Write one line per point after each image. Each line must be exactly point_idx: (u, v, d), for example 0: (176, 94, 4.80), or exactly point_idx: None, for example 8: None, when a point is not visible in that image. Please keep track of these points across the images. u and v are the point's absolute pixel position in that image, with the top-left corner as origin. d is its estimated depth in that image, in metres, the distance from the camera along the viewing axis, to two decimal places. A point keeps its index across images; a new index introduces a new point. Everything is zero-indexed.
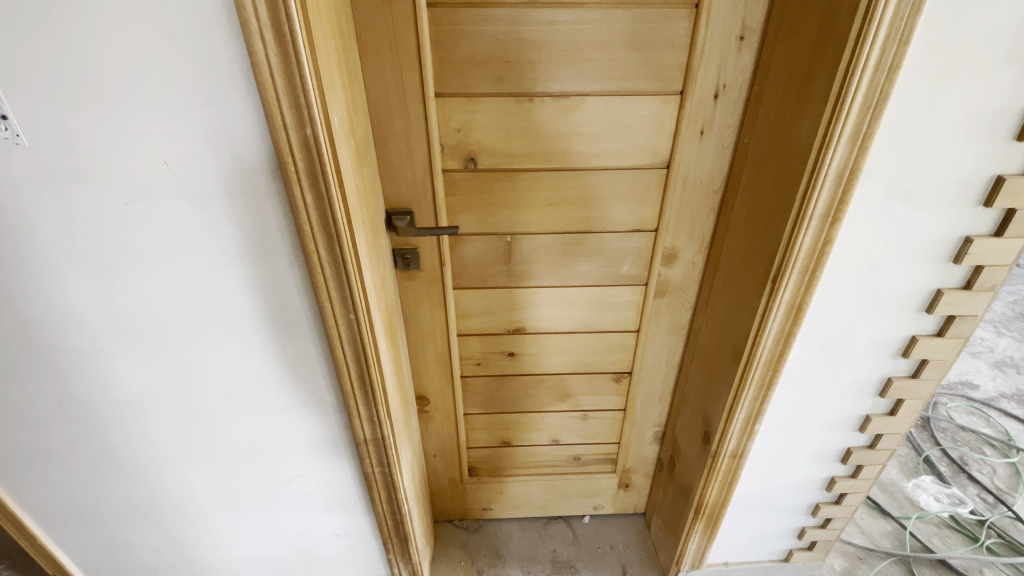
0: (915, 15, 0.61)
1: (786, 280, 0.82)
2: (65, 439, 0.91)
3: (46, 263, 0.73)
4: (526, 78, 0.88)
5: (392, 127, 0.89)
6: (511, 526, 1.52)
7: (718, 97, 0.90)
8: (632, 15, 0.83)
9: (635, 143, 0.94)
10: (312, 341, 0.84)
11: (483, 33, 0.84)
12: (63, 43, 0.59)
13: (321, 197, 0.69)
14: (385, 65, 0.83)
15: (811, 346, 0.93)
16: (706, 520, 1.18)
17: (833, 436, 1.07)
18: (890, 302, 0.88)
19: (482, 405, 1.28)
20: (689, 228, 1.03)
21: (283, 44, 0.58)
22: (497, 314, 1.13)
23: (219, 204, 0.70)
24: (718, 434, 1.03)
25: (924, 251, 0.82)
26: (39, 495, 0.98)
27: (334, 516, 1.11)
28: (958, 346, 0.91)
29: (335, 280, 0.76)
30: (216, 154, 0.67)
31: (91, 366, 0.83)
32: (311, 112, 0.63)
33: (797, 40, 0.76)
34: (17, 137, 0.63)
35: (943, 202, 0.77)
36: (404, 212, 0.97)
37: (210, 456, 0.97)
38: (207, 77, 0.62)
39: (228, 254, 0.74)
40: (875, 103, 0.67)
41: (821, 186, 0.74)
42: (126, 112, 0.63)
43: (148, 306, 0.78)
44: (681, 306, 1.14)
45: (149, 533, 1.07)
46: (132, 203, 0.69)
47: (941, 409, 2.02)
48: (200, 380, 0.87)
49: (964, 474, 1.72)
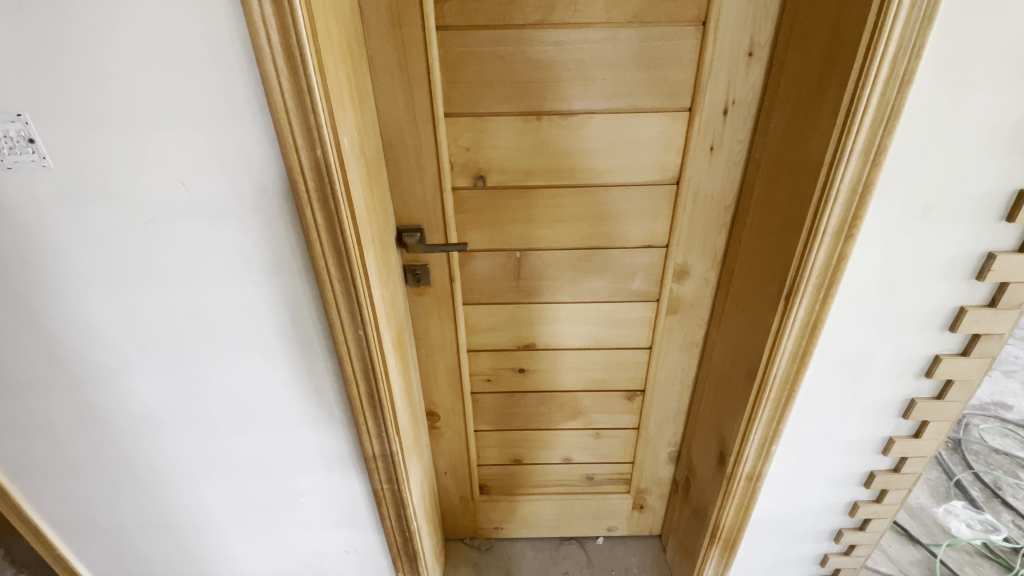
0: (925, 29, 0.60)
1: (800, 296, 0.80)
2: (85, 450, 0.93)
3: (68, 280, 0.75)
4: (534, 97, 0.89)
5: (403, 146, 0.91)
6: (523, 547, 1.50)
7: (727, 113, 0.89)
8: (639, 34, 0.84)
9: (645, 159, 0.94)
10: (322, 358, 0.85)
11: (491, 54, 0.85)
12: (87, 72, 0.61)
13: (330, 215, 0.70)
14: (395, 86, 0.86)
15: (829, 365, 0.90)
16: (723, 545, 1.14)
17: (855, 459, 1.03)
18: (910, 320, 0.85)
19: (492, 422, 1.28)
20: (700, 244, 1.02)
21: (294, 67, 0.60)
22: (506, 330, 1.13)
23: (233, 222, 0.72)
24: (733, 454, 1.00)
25: (944, 268, 0.79)
26: (59, 506, 1.00)
27: (344, 533, 1.11)
28: (985, 367, 0.87)
29: (344, 295, 0.77)
30: (231, 174, 0.68)
31: (109, 380, 0.85)
32: (321, 133, 0.64)
33: (806, 54, 0.75)
34: (44, 159, 0.66)
35: (961, 218, 0.75)
36: (414, 228, 0.98)
37: (222, 469, 0.98)
38: (222, 100, 0.64)
39: (242, 270, 0.76)
40: (887, 117, 0.66)
41: (834, 201, 0.72)
42: (147, 136, 0.66)
43: (165, 322, 0.80)
44: (694, 323, 1.12)
45: (163, 546, 1.08)
46: (151, 221, 0.71)
47: (973, 430, 1.94)
48: (213, 394, 0.88)
49: (998, 500, 1.65)
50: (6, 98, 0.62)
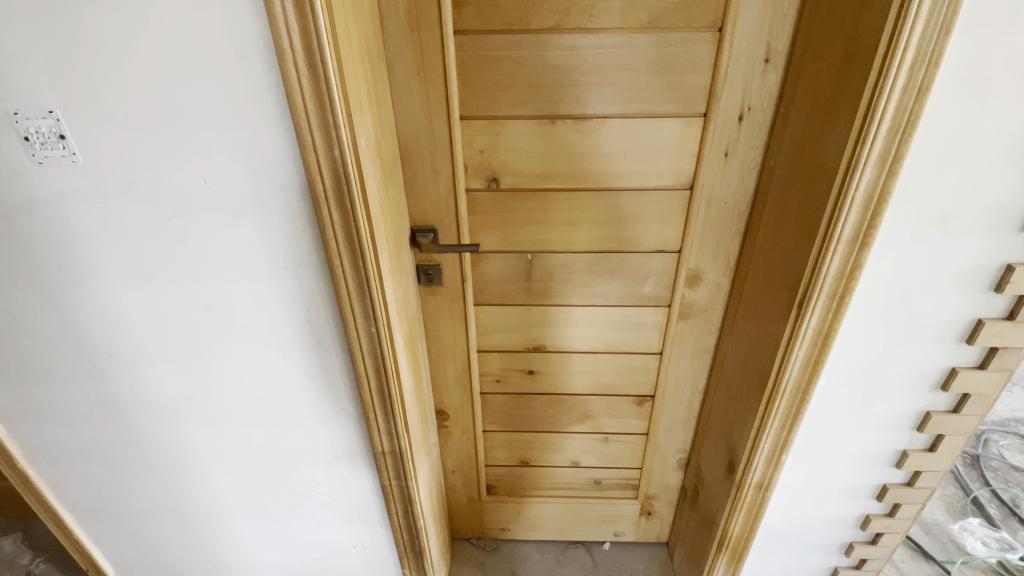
0: (944, 36, 0.60)
1: (812, 305, 0.80)
2: (104, 438, 0.95)
3: (95, 272, 0.78)
4: (549, 101, 0.90)
5: (418, 147, 0.92)
6: (528, 549, 1.50)
7: (742, 119, 0.89)
8: (655, 40, 0.84)
9: (659, 164, 0.94)
10: (335, 353, 0.86)
11: (507, 58, 0.86)
12: (116, 71, 0.64)
13: (346, 214, 0.71)
14: (413, 88, 0.87)
15: (842, 375, 0.89)
16: (730, 554, 1.12)
17: (867, 471, 1.01)
18: (925, 331, 0.84)
19: (501, 423, 1.28)
20: (713, 250, 1.02)
21: (314, 68, 0.61)
22: (517, 331, 1.14)
23: (252, 218, 0.74)
24: (743, 462, 1.00)
25: (962, 279, 0.78)
26: (77, 491, 1.03)
27: (352, 527, 1.12)
28: (1003, 381, 0.86)
29: (358, 293, 0.78)
30: (251, 172, 0.70)
31: (130, 370, 0.87)
32: (339, 133, 0.66)
33: (823, 61, 0.75)
34: (73, 154, 0.68)
35: (979, 229, 0.74)
36: (428, 228, 0.99)
37: (235, 460, 1.00)
38: (244, 100, 0.65)
39: (260, 265, 0.78)
40: (904, 125, 0.65)
41: (849, 209, 0.72)
42: (173, 134, 0.68)
43: (184, 315, 0.82)
44: (705, 329, 1.11)
45: (175, 534, 1.11)
46: (174, 217, 0.73)
47: (992, 446, 1.90)
48: (227, 386, 0.90)
49: (1016, 518, 1.61)
50: (40, 96, 0.65)
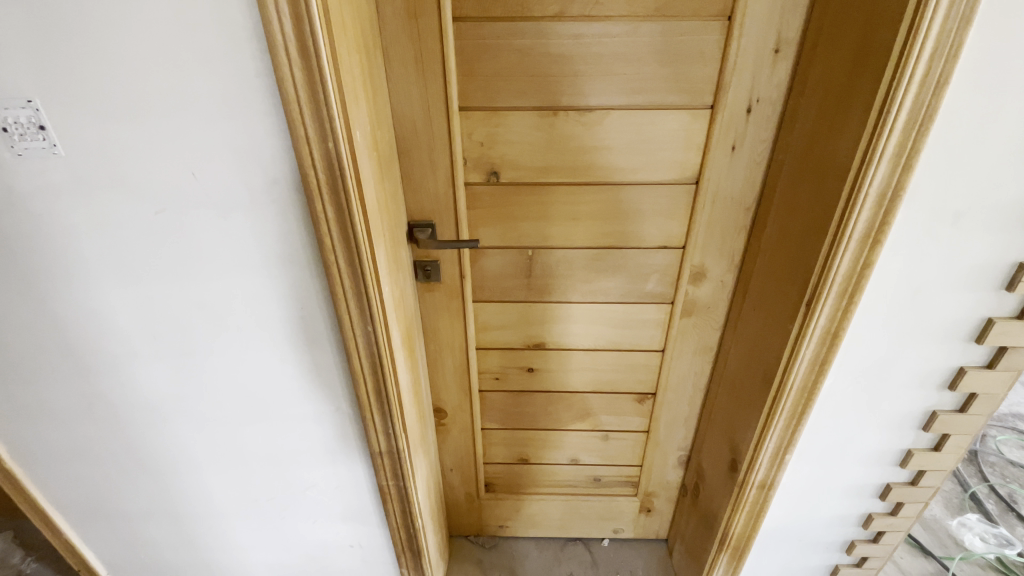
0: (965, 27, 0.57)
1: (821, 304, 0.78)
2: (94, 438, 0.93)
3: (81, 269, 0.75)
4: (551, 92, 0.87)
5: (416, 139, 0.89)
6: (527, 546, 1.49)
7: (750, 111, 0.87)
8: (661, 29, 0.81)
9: (663, 158, 0.92)
10: (331, 352, 0.84)
11: (508, 46, 0.83)
12: (98, 59, 0.61)
13: (341, 209, 0.69)
14: (410, 78, 0.84)
15: (848, 375, 0.88)
16: (731, 553, 1.11)
17: (870, 470, 1.00)
18: (934, 330, 0.82)
19: (500, 421, 1.27)
20: (718, 246, 1.00)
21: (306, 57, 0.58)
22: (517, 328, 1.12)
23: (244, 214, 0.71)
24: (746, 461, 0.98)
25: (973, 277, 0.76)
26: (66, 492, 1.00)
27: (349, 527, 1.10)
28: (1011, 381, 0.84)
29: (353, 290, 0.75)
30: (242, 166, 0.67)
31: (119, 369, 0.85)
32: (333, 125, 0.63)
33: (836, 52, 0.73)
34: (54, 146, 0.65)
35: (993, 226, 0.72)
36: (426, 224, 0.97)
37: (230, 460, 0.98)
38: (233, 89, 0.62)
39: (253, 262, 0.75)
40: (921, 119, 0.63)
41: (861, 207, 0.69)
42: (159, 125, 0.65)
43: (175, 312, 0.79)
44: (708, 326, 1.09)
45: (168, 534, 1.09)
46: (163, 212, 0.71)
47: (990, 441, 1.90)
48: (220, 385, 0.87)
49: (1013, 514, 1.61)
50: (17, 84, 0.62)
